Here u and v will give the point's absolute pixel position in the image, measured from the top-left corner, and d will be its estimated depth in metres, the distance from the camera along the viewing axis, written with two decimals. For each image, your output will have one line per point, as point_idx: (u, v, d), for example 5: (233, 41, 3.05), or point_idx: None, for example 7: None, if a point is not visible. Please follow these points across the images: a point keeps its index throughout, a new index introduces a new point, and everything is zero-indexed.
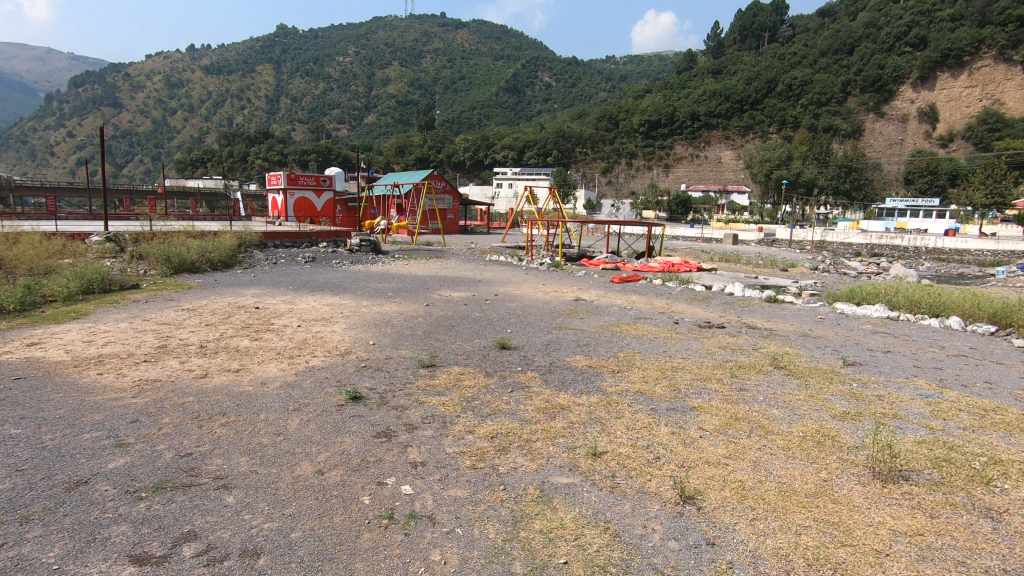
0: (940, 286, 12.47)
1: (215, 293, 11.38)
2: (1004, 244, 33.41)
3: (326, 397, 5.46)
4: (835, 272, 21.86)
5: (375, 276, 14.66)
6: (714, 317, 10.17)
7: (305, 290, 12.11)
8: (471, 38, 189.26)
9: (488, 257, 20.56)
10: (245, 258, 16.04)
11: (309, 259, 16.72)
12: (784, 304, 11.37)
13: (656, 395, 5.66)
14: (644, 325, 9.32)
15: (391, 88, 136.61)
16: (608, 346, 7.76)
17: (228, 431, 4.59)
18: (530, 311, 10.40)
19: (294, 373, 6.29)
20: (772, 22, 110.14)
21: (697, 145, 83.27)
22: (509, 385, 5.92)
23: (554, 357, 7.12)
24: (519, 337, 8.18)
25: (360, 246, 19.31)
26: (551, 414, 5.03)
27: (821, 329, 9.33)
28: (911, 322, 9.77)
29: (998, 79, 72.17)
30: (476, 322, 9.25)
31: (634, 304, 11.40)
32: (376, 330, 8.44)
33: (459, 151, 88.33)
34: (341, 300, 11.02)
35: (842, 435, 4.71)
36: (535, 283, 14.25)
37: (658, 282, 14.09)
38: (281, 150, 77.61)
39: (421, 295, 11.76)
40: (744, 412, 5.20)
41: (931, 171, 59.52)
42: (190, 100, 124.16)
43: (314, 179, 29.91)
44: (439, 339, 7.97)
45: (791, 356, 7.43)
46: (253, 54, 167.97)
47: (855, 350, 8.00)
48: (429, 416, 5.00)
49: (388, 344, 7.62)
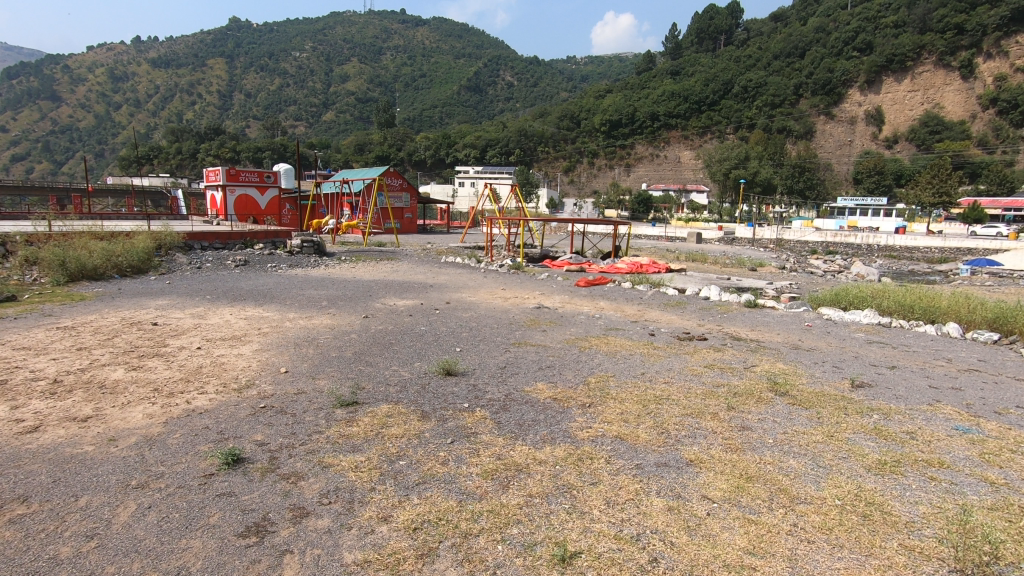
0: (924, 288, 11.73)
1: (113, 305, 9.56)
2: (950, 242, 33.92)
3: (190, 463, 3.91)
4: (805, 271, 21.29)
5: (314, 282, 13.01)
6: (692, 326, 9.04)
7: (224, 300, 10.37)
8: (432, 35, 186.21)
9: (443, 258, 19.06)
10: (162, 262, 14.07)
11: (239, 262, 14.88)
12: (765, 310, 10.37)
13: (642, 441, 4.36)
14: (616, 338, 8.05)
15: (349, 84, 133.42)
16: (576, 368, 6.46)
17: (14, 534, 3.05)
18: (485, 322, 8.99)
19: (170, 420, 4.73)
20: (727, 25, 112.02)
21: (657, 144, 83.69)
22: (448, 432, 4.49)
23: (510, 386, 5.75)
24: (469, 357, 6.79)
25: (301, 247, 17.51)
26: (500, 482, 3.66)
27: (812, 340, 8.31)
28: (906, 329, 8.87)
29: (938, 83, 75.05)
30: (419, 337, 7.84)
31: (602, 311, 10.19)
32: (294, 353, 6.89)
33: (421, 149, 86.09)
34: (264, 311, 9.40)
35: (891, 503, 3.54)
36: (494, 288, 12.85)
37: (627, 285, 12.96)
38: (233, 147, 74.04)
39: (360, 304, 10.20)
40: (753, 467, 4.00)
41: (878, 170, 61.30)
42: (136, 94, 117.56)
43: (257, 175, 27.63)
44: (372, 362, 6.55)
45: (791, 377, 6.26)
46: (203, 47, 159.95)
47: (854, 365, 7.01)
48: (329, 491, 3.55)
49: (308, 371, 6.17)
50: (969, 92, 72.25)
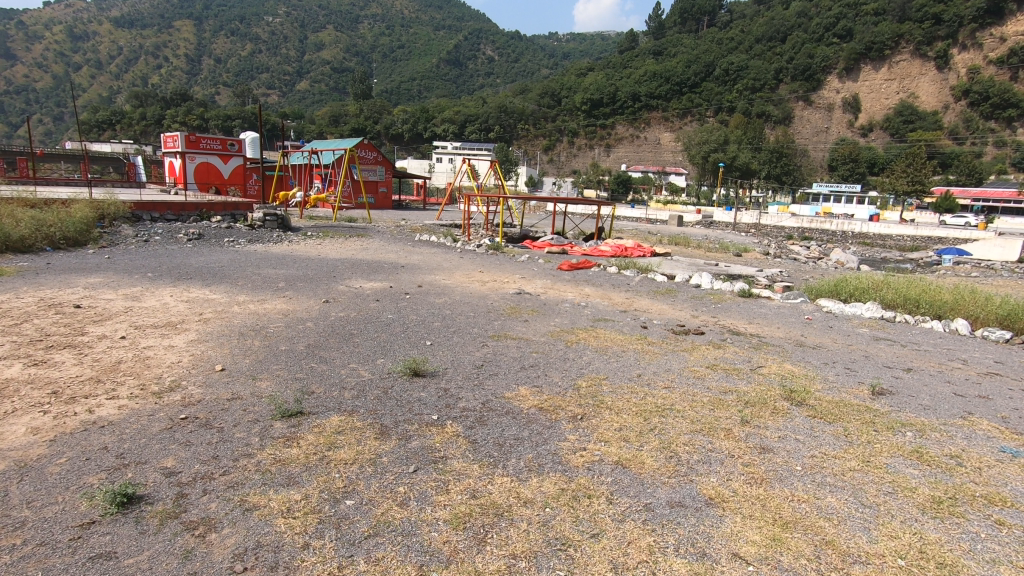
0: (925, 280, 11.13)
1: (33, 282, 8.35)
2: (922, 230, 34.18)
3: (65, 506, 2.94)
4: (789, 258, 20.92)
5: (273, 258, 11.92)
6: (686, 318, 8.33)
7: (168, 278, 9.30)
8: (411, 5, 180.55)
9: (416, 236, 17.99)
10: (103, 234, 12.74)
11: (193, 236, 13.63)
12: (761, 300, 9.72)
13: (646, 471, 3.58)
14: (605, 331, 7.25)
15: (324, 53, 128.72)
16: (562, 368, 5.63)
17: None
18: (460, 310, 8.10)
19: (57, 437, 3.74)
20: (711, 6, 110.71)
21: (637, 126, 82.83)
22: (411, 457, 3.62)
23: (487, 392, 4.90)
24: (442, 354, 5.91)
25: (264, 221, 16.24)
26: (474, 534, 2.83)
27: (816, 336, 7.68)
28: (910, 325, 8.31)
29: (914, 73, 75.58)
30: (385, 327, 6.90)
31: (588, 299, 9.40)
32: (237, 346, 5.94)
33: (398, 122, 83.48)
34: (211, 294, 8.28)
35: (968, 564, 2.81)
36: (471, 269, 11.98)
37: (612, 270, 12.21)
38: (201, 114, 70.81)
39: (321, 287, 9.16)
40: (786, 506, 3.26)
41: (853, 158, 61.66)
42: (98, 55, 111.32)
43: (219, 142, 25.93)
44: (326, 359, 5.63)
45: (804, 383, 5.55)
46: (169, 7, 151.63)
47: (868, 365, 6.38)
48: (247, 550, 2.66)
49: (248, 370, 5.24)
50: (943, 83, 73.05)
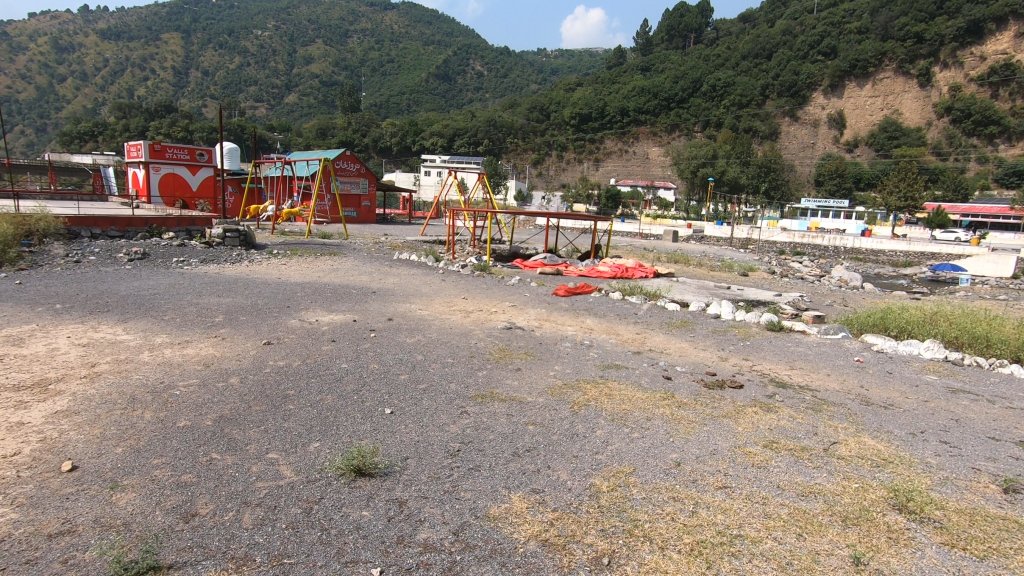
0: (982, 310, 9.56)
1: None
2: (915, 246, 33.02)
3: None
4: (796, 278, 19.50)
5: (221, 283, 10.23)
6: (712, 361, 6.82)
7: (77, 311, 7.52)
8: (401, 20, 180.41)
9: (396, 254, 16.29)
10: (26, 253, 10.95)
11: (135, 255, 11.91)
12: (793, 335, 8.23)
13: None
14: (619, 385, 5.69)
15: (312, 67, 127.32)
16: (572, 457, 3.99)
17: None
18: (437, 353, 6.50)
19: None
20: (698, 23, 111.36)
21: (626, 140, 81.92)
22: None
23: (464, 508, 3.26)
24: (403, 434, 4.25)
25: (224, 238, 14.52)
26: None
27: (881, 388, 6.14)
28: (984, 370, 6.86)
29: (897, 90, 75.70)
30: (332, 386, 5.21)
31: (592, 335, 7.85)
32: (116, 423, 4.22)
33: (386, 136, 82.14)
34: (120, 336, 6.52)
35: None
36: (454, 295, 10.44)
37: (615, 296, 10.67)
38: (186, 126, 68.69)
39: (267, 324, 7.44)
40: None
41: (839, 173, 61.22)
42: (82, 66, 108.82)
43: (187, 152, 24.19)
44: (236, 446, 3.92)
45: (911, 478, 3.95)
46: (159, 20, 149.42)
47: (971, 439, 4.83)
48: None
49: (115, 468, 3.54)
50: (926, 100, 73.21)
